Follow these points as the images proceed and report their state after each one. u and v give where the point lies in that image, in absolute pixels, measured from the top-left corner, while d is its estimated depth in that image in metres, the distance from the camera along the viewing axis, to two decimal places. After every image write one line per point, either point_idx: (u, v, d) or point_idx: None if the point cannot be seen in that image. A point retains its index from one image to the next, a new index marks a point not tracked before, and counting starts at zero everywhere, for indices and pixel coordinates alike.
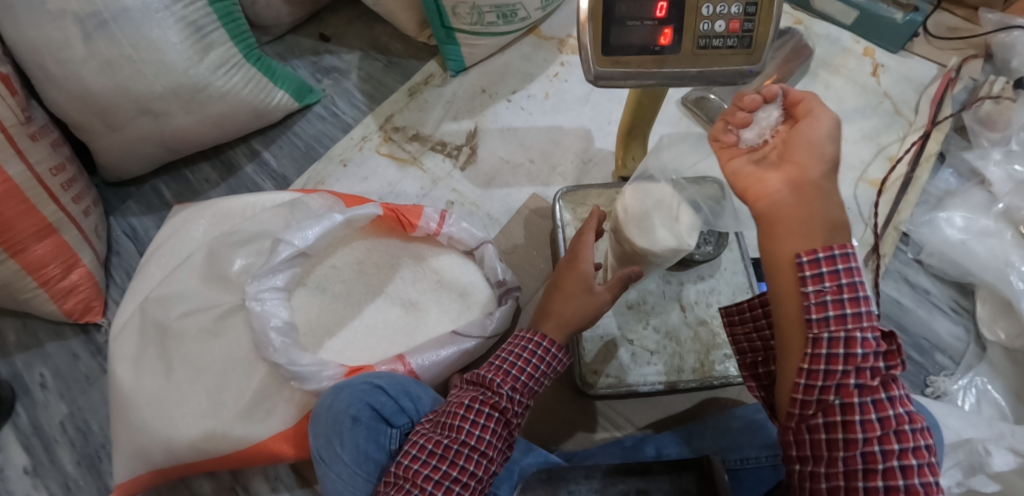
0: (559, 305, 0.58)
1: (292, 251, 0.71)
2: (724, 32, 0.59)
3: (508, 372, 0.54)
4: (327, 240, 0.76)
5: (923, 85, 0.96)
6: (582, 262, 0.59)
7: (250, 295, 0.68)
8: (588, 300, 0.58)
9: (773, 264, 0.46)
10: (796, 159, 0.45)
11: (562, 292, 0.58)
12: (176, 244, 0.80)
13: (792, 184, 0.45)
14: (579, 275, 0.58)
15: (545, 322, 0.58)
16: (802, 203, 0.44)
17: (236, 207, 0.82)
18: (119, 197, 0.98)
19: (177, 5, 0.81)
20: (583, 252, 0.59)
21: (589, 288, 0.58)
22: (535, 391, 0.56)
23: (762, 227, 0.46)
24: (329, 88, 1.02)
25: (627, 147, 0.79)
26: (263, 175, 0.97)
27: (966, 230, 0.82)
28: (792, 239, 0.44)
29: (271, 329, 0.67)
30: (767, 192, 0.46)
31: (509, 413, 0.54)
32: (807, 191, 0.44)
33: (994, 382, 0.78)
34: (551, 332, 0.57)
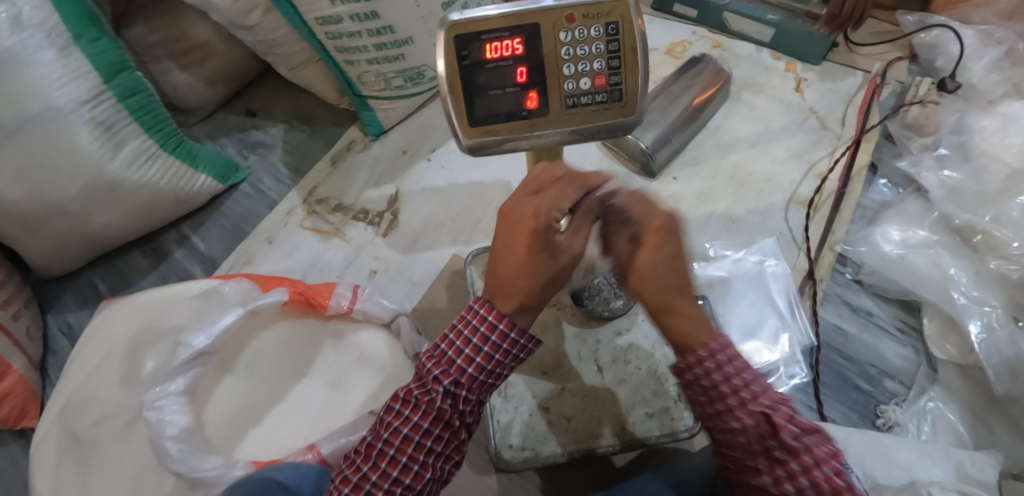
0: (510, 285, 0.47)
1: (192, 351, 0.70)
2: (590, 88, 0.58)
3: (449, 370, 0.46)
4: (233, 335, 0.76)
5: (850, 94, 0.94)
6: (542, 213, 0.46)
7: (145, 405, 0.67)
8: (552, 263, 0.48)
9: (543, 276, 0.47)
10: (549, 188, 0.48)
11: (522, 263, 0.46)
12: (96, 344, 0.77)
13: (573, 249, 0.48)
14: (544, 236, 0.46)
15: (502, 300, 0.47)
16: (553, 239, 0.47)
17: (155, 299, 0.78)
18: (56, 292, 0.98)
19: (85, 106, 0.82)
20: (547, 203, 0.47)
21: (554, 254, 0.47)
22: (485, 385, 0.48)
23: (535, 246, 0.46)
24: (256, 164, 1.02)
25: None
26: (192, 259, 0.96)
27: (904, 244, 0.79)
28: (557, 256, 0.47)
29: (167, 438, 0.67)
30: (542, 261, 0.46)
31: (450, 414, 0.46)
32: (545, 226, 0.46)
33: (950, 405, 0.73)
34: (511, 314, 0.47)
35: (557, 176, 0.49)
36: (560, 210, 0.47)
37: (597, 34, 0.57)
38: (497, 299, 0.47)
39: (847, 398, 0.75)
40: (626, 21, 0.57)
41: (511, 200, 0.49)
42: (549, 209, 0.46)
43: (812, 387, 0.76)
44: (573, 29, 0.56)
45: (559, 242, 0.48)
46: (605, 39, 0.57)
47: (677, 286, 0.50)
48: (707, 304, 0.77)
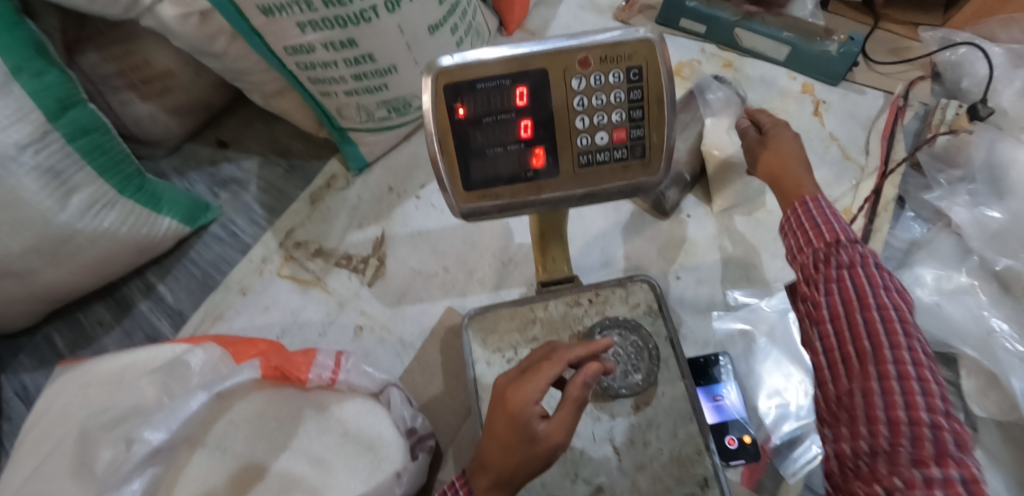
0: (491, 472, 0.48)
1: (147, 449, 0.63)
2: (608, 143, 0.50)
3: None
4: (197, 419, 0.69)
5: (871, 119, 0.88)
6: (520, 400, 0.47)
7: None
8: (529, 452, 0.47)
9: (507, 470, 0.47)
10: (541, 368, 0.49)
11: (499, 454, 0.47)
12: (53, 423, 0.71)
13: (552, 438, 0.46)
14: (516, 421, 0.47)
15: (476, 475, 0.50)
16: (520, 422, 0.46)
17: (116, 367, 0.73)
18: (10, 352, 0.89)
19: (27, 152, 0.71)
20: (528, 388, 0.48)
21: (528, 439, 0.46)
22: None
23: (505, 431, 0.47)
24: (227, 202, 0.93)
25: (544, 249, 0.64)
26: (159, 312, 0.87)
27: (939, 291, 0.73)
28: (547, 429, 0.47)
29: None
30: (516, 444, 0.47)
31: None
32: (514, 408, 0.47)
33: (993, 471, 0.67)
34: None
35: (545, 356, 0.51)
36: (539, 395, 0.47)
37: (616, 81, 0.49)
38: (474, 478, 0.50)
39: None
40: (650, 66, 0.48)
41: (505, 378, 0.50)
42: (527, 400, 0.47)
43: None
44: (587, 75, 0.48)
45: (534, 429, 0.46)
46: (626, 87, 0.49)
47: (793, 172, 0.61)
48: (729, 362, 0.71)
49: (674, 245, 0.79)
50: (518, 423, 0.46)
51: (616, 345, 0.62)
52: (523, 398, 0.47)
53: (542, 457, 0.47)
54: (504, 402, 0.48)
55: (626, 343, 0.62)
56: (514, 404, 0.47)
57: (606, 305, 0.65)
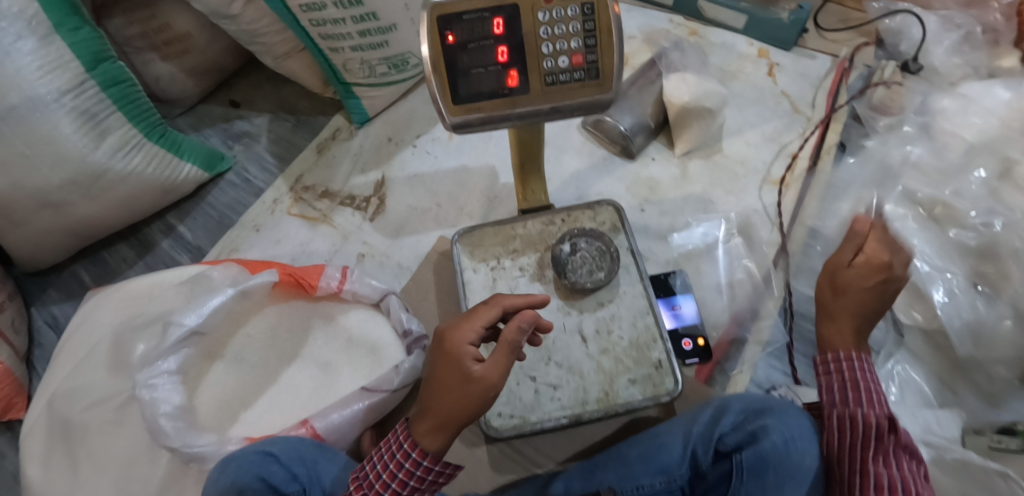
0: (433, 410, 0.52)
1: (183, 330, 0.69)
2: (569, 65, 0.59)
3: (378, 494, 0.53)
4: (222, 315, 0.75)
5: (819, 78, 0.97)
6: (459, 340, 0.54)
7: (138, 382, 0.65)
8: (467, 390, 0.51)
9: (445, 412, 0.51)
10: (477, 314, 0.56)
11: (440, 393, 0.52)
12: (84, 333, 0.79)
13: (488, 375, 0.51)
14: (455, 359, 0.52)
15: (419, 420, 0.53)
16: (457, 363, 0.52)
17: (144, 287, 0.80)
18: (40, 286, 0.96)
19: (67, 96, 0.81)
20: (463, 332, 0.54)
21: (466, 376, 0.51)
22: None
23: (443, 375, 0.52)
24: (241, 154, 1.03)
25: (524, 181, 0.79)
26: (180, 248, 0.95)
27: (871, 219, 0.83)
28: (483, 370, 0.51)
29: (161, 415, 0.65)
30: (455, 378, 0.52)
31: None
32: (452, 354, 0.53)
33: (916, 369, 0.77)
34: (424, 442, 0.52)
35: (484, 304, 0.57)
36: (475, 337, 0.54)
37: (573, 14, 0.58)
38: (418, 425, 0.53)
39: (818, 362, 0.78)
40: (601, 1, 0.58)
41: (444, 326, 0.56)
42: (464, 342, 0.53)
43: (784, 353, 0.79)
44: (551, 9, 0.58)
45: (472, 366, 0.51)
46: (581, 19, 0.59)
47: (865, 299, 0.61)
48: (684, 276, 0.81)
49: (640, 184, 0.90)
50: (459, 359, 0.52)
51: (582, 249, 0.71)
52: (461, 343, 0.53)
53: (476, 394, 0.51)
54: (445, 346, 0.54)
55: (591, 248, 0.71)
56: (454, 346, 0.53)
57: (576, 224, 0.75)
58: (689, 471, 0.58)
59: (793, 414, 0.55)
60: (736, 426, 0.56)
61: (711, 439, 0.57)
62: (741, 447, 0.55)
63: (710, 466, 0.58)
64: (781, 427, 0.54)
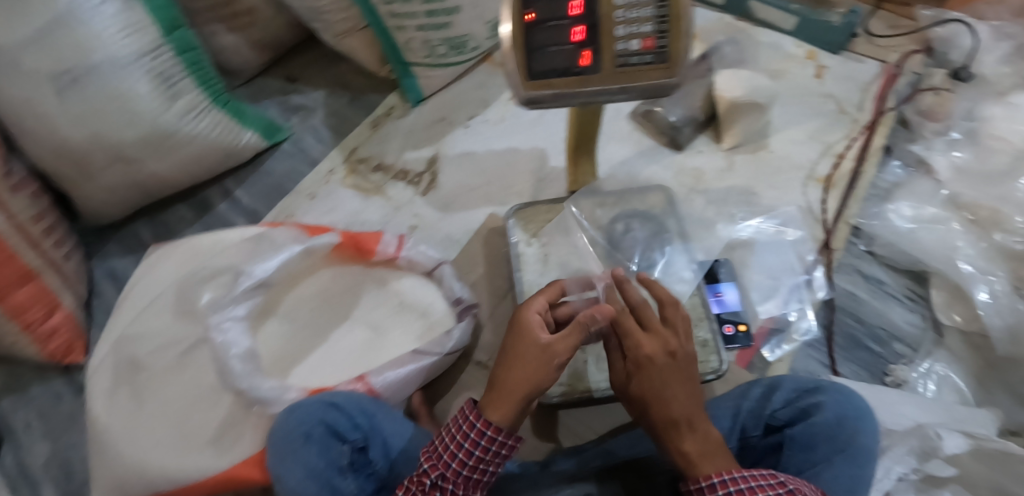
0: (507, 382, 0.55)
1: (252, 282, 0.76)
2: (640, 49, 0.61)
3: (442, 467, 0.54)
4: (287, 271, 0.80)
5: (867, 82, 0.99)
6: (528, 314, 0.58)
7: (212, 326, 0.72)
8: (542, 360, 0.55)
9: (516, 381, 0.55)
10: (540, 295, 0.60)
11: (516, 367, 0.55)
12: (144, 285, 0.82)
13: (559, 346, 0.55)
14: (528, 333, 0.56)
15: (490, 396, 0.56)
16: (529, 335, 0.56)
17: (205, 244, 0.83)
18: (99, 242, 0.99)
19: (146, 57, 0.85)
20: (531, 308, 0.59)
21: (542, 347, 0.55)
22: (471, 478, 0.55)
23: (516, 348, 0.56)
24: (297, 125, 1.07)
25: (577, 163, 0.81)
26: (237, 212, 0.99)
27: (914, 220, 0.85)
28: (558, 343, 0.55)
29: (232, 357, 0.71)
30: (527, 348, 0.56)
31: (459, 479, 0.54)
32: (525, 326, 0.57)
33: (954, 367, 0.79)
34: (496, 414, 0.54)
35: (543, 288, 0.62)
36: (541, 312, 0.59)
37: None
38: (489, 402, 0.56)
39: (857, 356, 0.80)
40: None
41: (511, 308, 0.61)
42: (532, 313, 0.58)
43: (824, 345, 0.81)
44: None
45: (544, 339, 0.56)
46: (654, 4, 0.61)
47: (673, 373, 0.54)
48: (727, 264, 0.83)
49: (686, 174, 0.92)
50: (531, 332, 0.56)
51: (636, 229, 0.75)
52: (531, 318, 0.57)
53: (551, 365, 0.55)
54: (518, 325, 0.58)
55: (644, 229, 0.75)
56: (524, 320, 0.57)
57: (627, 205, 0.77)
58: (737, 444, 0.59)
59: (845, 396, 0.58)
60: (788, 402, 0.59)
61: (761, 414, 0.59)
62: (792, 423, 0.57)
63: (760, 440, 0.59)
64: (834, 405, 0.56)
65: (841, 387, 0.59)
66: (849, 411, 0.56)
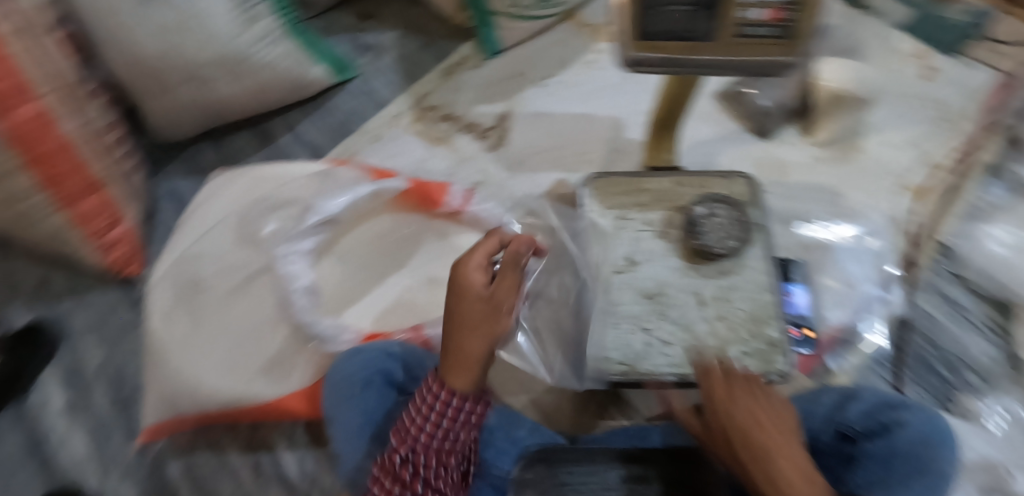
0: (462, 342, 0.53)
1: (320, 218, 0.76)
2: (764, 20, 0.54)
3: (409, 440, 0.52)
4: (354, 212, 0.80)
5: (976, 91, 0.92)
6: (465, 269, 0.56)
7: (279, 256, 0.73)
8: (492, 320, 0.55)
9: (469, 347, 0.54)
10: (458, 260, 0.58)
11: (467, 328, 0.54)
12: (207, 208, 0.81)
13: (495, 295, 0.56)
14: (474, 296, 0.55)
15: (446, 362, 0.54)
16: (472, 298, 0.55)
17: (272, 174, 0.82)
18: (163, 160, 0.99)
19: None
20: (467, 270, 0.56)
21: (489, 304, 0.56)
22: (440, 449, 0.52)
23: (464, 313, 0.55)
24: (367, 64, 1.04)
25: (656, 138, 0.79)
26: (299, 145, 0.96)
27: (1013, 248, 0.76)
28: (501, 295, 0.57)
29: (295, 290, 0.72)
30: (471, 303, 0.55)
31: (430, 453, 0.52)
32: (466, 292, 0.55)
33: None
34: (457, 381, 0.53)
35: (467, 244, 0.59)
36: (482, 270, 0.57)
37: None
38: (447, 366, 0.53)
39: (926, 381, 0.75)
40: None
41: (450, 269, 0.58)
42: (473, 271, 0.56)
43: (891, 362, 0.77)
44: None
45: (486, 289, 0.56)
46: None
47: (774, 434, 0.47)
48: (801, 265, 0.79)
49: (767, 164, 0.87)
50: (473, 287, 0.55)
51: (718, 214, 0.70)
52: (472, 280, 0.56)
53: (497, 316, 0.56)
54: (457, 292, 0.56)
55: (727, 216, 0.70)
56: (464, 286, 0.55)
57: (709, 189, 0.74)
58: (805, 448, 0.57)
59: (932, 418, 0.55)
60: (867, 415, 0.56)
61: (837, 421, 0.57)
62: (870, 435, 0.55)
63: (830, 446, 0.56)
64: (918, 424, 0.53)
65: (927, 408, 0.56)
66: (936, 434, 0.52)
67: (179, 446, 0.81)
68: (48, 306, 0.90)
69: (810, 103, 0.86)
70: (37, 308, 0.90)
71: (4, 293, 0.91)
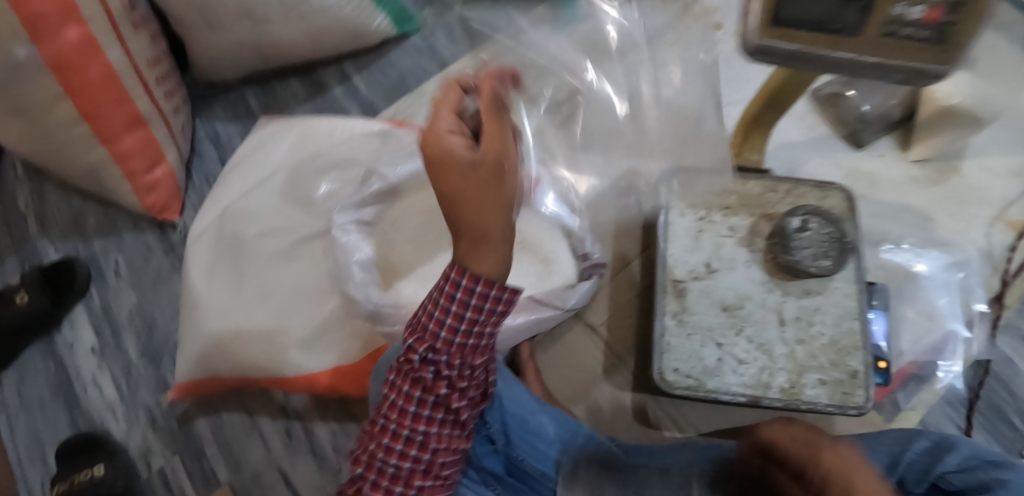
0: (470, 216, 0.45)
1: (383, 185, 0.70)
2: (919, 19, 0.44)
3: (427, 339, 0.48)
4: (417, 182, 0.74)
5: None
6: (441, 133, 0.47)
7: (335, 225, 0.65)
8: (495, 184, 0.46)
9: (480, 234, 0.46)
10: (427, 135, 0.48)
11: (469, 204, 0.45)
12: (257, 160, 0.78)
13: (489, 156, 0.46)
14: (461, 156, 0.46)
15: (461, 244, 0.47)
16: (456, 166, 0.46)
17: (325, 130, 0.78)
18: (205, 100, 0.93)
19: None
20: (433, 134, 0.48)
21: (484, 160, 0.46)
22: (464, 345, 0.49)
23: (460, 196, 0.45)
24: (430, 18, 0.95)
25: (748, 136, 0.71)
26: (352, 99, 0.90)
27: None
28: (491, 148, 0.46)
29: (353, 263, 0.64)
30: (465, 170, 0.45)
31: (455, 350, 0.49)
32: (449, 163, 0.46)
33: None
34: (480, 267, 0.46)
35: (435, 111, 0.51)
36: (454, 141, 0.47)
37: None
38: (460, 248, 0.47)
39: (995, 429, 0.72)
40: None
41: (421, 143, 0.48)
42: (442, 137, 0.47)
43: (963, 406, 0.73)
44: None
45: (473, 154, 0.46)
46: None
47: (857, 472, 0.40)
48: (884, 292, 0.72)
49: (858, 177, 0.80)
50: (458, 151, 0.46)
51: (813, 229, 0.64)
52: (449, 148, 0.46)
53: (500, 172, 0.46)
54: (439, 167, 0.46)
55: (823, 232, 0.63)
56: (443, 157, 0.46)
57: (801, 199, 0.68)
58: None
59: None
60: (963, 468, 0.51)
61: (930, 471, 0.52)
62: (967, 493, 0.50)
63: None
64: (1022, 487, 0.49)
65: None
66: None
67: (208, 405, 0.79)
68: (80, 243, 0.87)
69: (915, 115, 0.78)
70: (69, 246, 0.87)
71: (36, 226, 0.88)
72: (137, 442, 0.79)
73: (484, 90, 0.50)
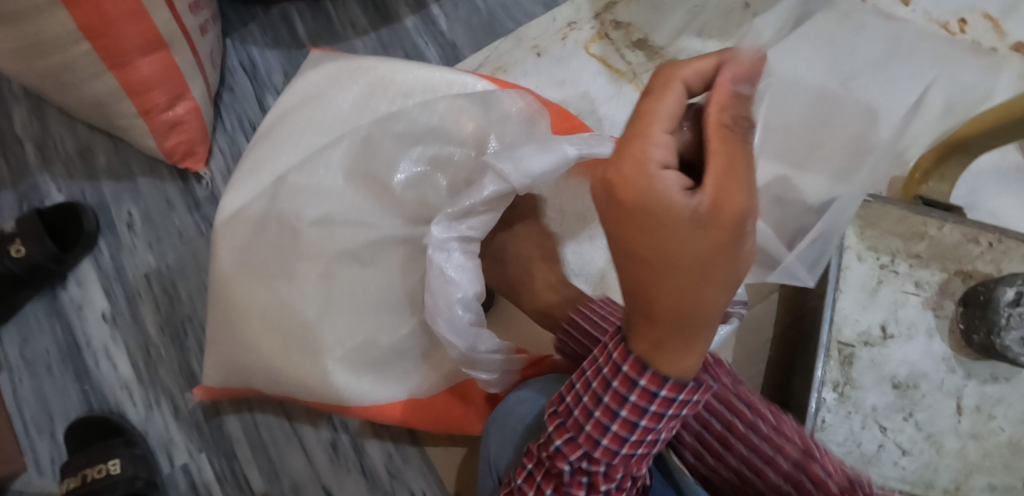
0: (671, 298, 0.29)
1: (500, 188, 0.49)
2: None
3: (585, 444, 0.34)
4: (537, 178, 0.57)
5: None
6: (651, 165, 0.29)
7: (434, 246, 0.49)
8: (718, 258, 0.28)
9: (677, 319, 0.29)
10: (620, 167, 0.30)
11: (675, 283, 0.29)
12: (316, 113, 0.60)
13: (722, 209, 0.28)
14: (665, 212, 0.28)
15: (639, 321, 0.31)
16: (661, 227, 0.29)
17: (407, 84, 0.60)
18: (242, 17, 0.74)
19: None
20: (627, 168, 0.30)
21: (709, 222, 0.28)
22: (632, 455, 0.35)
23: (662, 266, 0.29)
24: None
25: (943, 160, 0.56)
26: (428, 37, 0.71)
27: None
28: (731, 203, 0.27)
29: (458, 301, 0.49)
30: (686, 236, 0.28)
31: (620, 460, 0.35)
32: (643, 223, 0.29)
33: None
34: (672, 363, 0.31)
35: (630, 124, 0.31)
36: (664, 181, 0.29)
37: None
38: (634, 328, 0.31)
39: None
40: None
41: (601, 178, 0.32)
42: (645, 178, 0.29)
43: None
44: None
45: (696, 208, 0.28)
46: None
47: None
48: None
49: None
50: (675, 201, 0.28)
51: None
52: (659, 201, 0.29)
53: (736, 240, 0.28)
54: (629, 222, 0.30)
55: None
56: (640, 215, 0.29)
57: (1007, 259, 0.54)
58: None
59: None
60: None
61: None
62: None
63: None
64: None
65: None
66: None
67: (241, 400, 0.68)
68: (88, 184, 0.72)
69: None
70: (74, 185, 0.72)
71: (34, 156, 0.73)
72: (158, 432, 0.68)
73: (712, 109, 0.30)
